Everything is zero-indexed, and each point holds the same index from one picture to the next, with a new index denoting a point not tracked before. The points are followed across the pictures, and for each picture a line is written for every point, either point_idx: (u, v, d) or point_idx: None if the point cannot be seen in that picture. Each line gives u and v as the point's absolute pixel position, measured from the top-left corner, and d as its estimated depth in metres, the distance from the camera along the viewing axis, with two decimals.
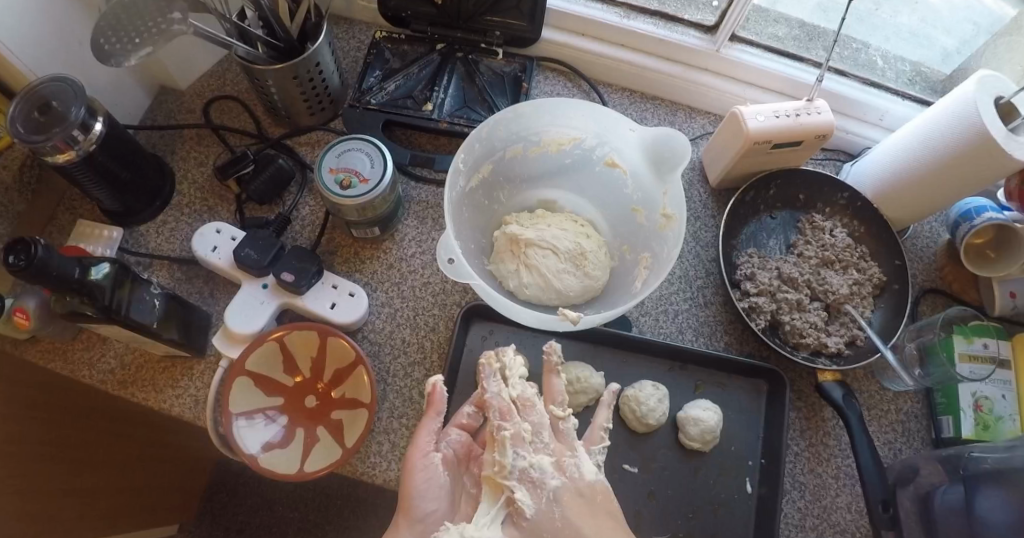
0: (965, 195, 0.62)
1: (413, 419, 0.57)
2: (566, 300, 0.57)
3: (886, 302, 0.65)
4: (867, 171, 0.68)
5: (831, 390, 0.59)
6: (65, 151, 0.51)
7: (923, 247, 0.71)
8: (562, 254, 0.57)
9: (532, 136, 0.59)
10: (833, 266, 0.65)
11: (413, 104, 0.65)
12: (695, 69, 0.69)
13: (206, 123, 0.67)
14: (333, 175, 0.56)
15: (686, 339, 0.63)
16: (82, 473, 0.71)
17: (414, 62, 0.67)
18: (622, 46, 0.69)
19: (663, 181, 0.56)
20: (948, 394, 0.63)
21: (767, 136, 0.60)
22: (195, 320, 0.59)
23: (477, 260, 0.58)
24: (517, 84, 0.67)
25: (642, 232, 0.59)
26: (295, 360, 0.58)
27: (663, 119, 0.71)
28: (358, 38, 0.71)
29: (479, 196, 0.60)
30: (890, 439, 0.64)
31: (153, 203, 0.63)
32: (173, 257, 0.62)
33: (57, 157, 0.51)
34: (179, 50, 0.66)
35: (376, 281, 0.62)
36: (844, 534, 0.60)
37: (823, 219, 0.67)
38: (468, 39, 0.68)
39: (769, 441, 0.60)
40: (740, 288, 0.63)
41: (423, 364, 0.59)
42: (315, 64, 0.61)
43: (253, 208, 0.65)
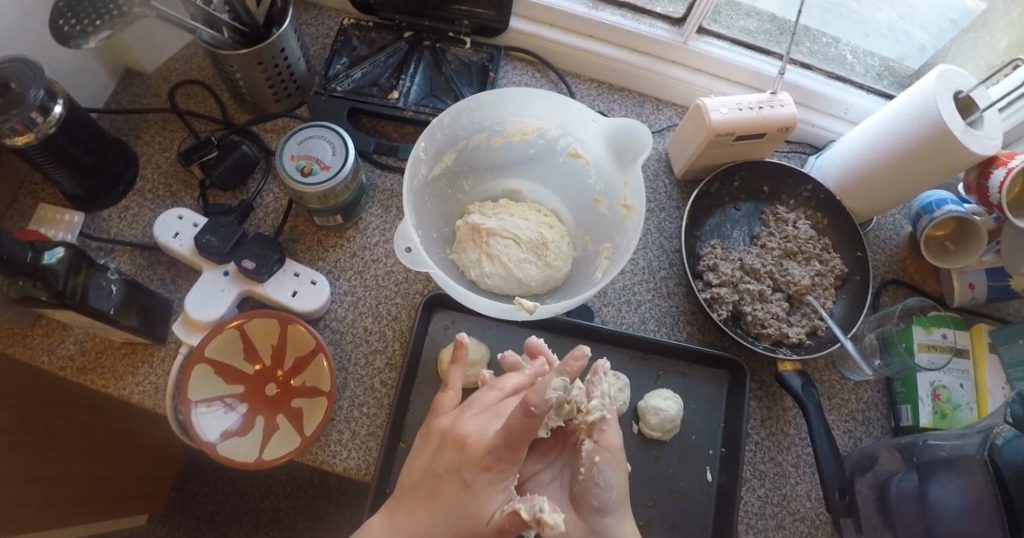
0: (923, 188, 0.63)
1: (375, 407, 0.57)
2: (527, 289, 0.57)
3: (847, 293, 0.66)
4: (830, 163, 0.69)
5: (791, 379, 0.60)
6: (24, 134, 0.51)
7: (886, 240, 0.72)
8: (524, 244, 0.57)
9: (495, 125, 0.59)
10: (795, 257, 0.66)
11: (379, 92, 0.65)
12: (663, 61, 0.70)
13: (171, 109, 0.66)
14: (294, 162, 0.56)
15: (649, 328, 0.63)
16: (47, 460, 0.70)
17: (381, 50, 0.67)
18: (590, 37, 0.69)
19: (624, 171, 0.57)
20: (907, 383, 0.64)
21: (730, 128, 0.60)
22: (156, 306, 0.58)
23: (439, 249, 0.58)
24: (484, 73, 0.67)
25: (605, 222, 0.60)
26: (255, 346, 0.57)
27: (631, 110, 0.71)
28: (326, 25, 0.70)
29: (442, 185, 0.60)
30: (849, 428, 0.65)
31: (115, 188, 0.63)
32: (134, 243, 0.61)
33: (16, 140, 0.51)
34: (144, 32, 0.65)
35: (339, 269, 0.62)
36: (802, 521, 0.61)
37: (786, 211, 0.68)
38: (435, 28, 0.68)
39: (729, 430, 0.60)
40: (703, 278, 0.64)
41: (385, 352, 0.59)
42: (280, 50, 0.61)
43: (217, 195, 0.64)
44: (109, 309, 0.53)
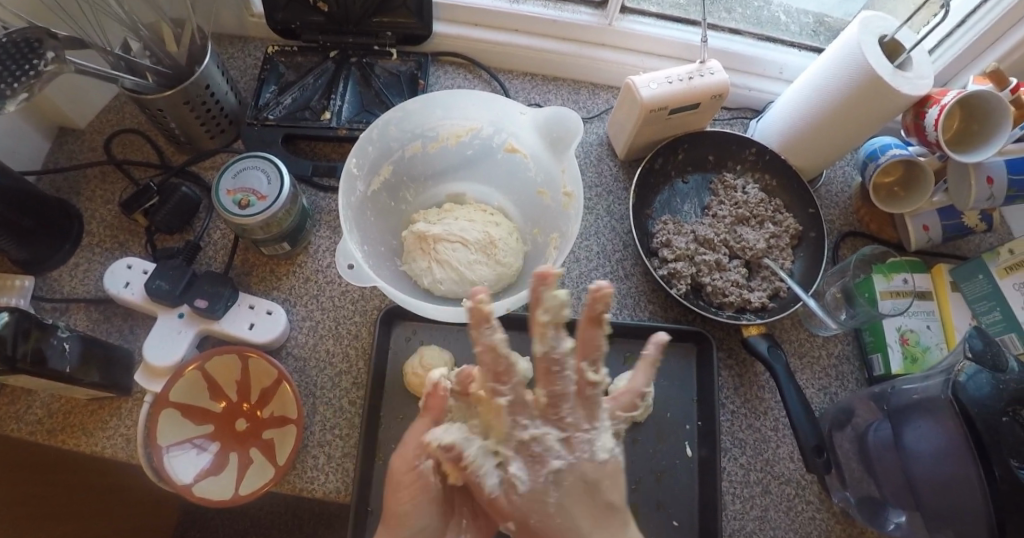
0: (864, 137, 0.63)
1: (346, 428, 0.57)
2: (481, 290, 0.57)
3: (805, 252, 0.66)
4: (771, 124, 0.69)
5: (757, 344, 0.60)
6: None
7: (838, 193, 0.73)
8: (472, 245, 0.57)
9: (428, 131, 0.59)
10: (748, 222, 0.67)
11: (311, 115, 0.65)
12: (591, 45, 0.70)
13: (109, 160, 0.66)
14: (231, 196, 0.55)
15: (611, 312, 0.63)
16: (45, 527, 0.68)
17: (308, 73, 0.67)
18: (515, 31, 0.69)
19: (560, 159, 0.57)
20: (874, 332, 0.64)
21: (662, 102, 0.60)
22: (117, 359, 0.58)
23: (389, 262, 0.58)
24: (414, 82, 0.67)
25: (550, 213, 0.60)
26: (219, 384, 0.57)
27: (567, 98, 0.71)
28: (252, 56, 0.70)
29: (383, 198, 0.60)
30: (824, 385, 0.65)
31: (62, 247, 0.62)
32: (87, 299, 0.61)
33: None
34: (71, 88, 0.65)
35: (294, 296, 0.62)
36: (788, 483, 0.61)
37: (733, 178, 0.68)
38: (359, 43, 0.68)
39: (703, 403, 0.61)
40: (658, 255, 0.64)
41: (349, 372, 0.59)
42: (205, 86, 0.61)
43: (164, 239, 0.64)
44: (67, 368, 0.53)
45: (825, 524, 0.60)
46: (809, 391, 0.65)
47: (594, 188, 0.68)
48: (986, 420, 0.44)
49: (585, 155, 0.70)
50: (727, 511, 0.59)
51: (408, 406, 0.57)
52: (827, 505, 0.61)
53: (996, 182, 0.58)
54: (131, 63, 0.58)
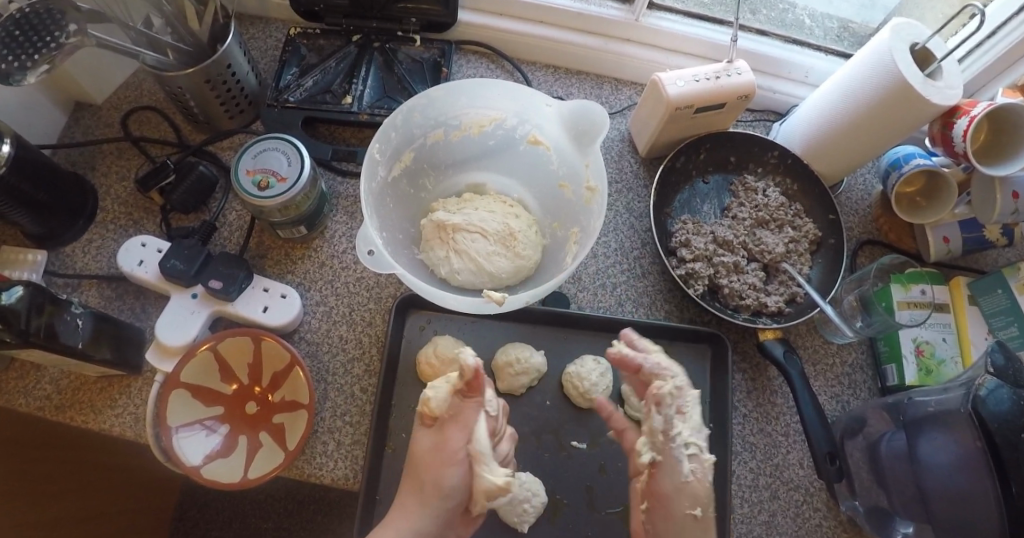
0: (888, 144, 0.63)
1: (357, 415, 0.57)
2: (498, 283, 0.56)
3: (823, 258, 0.66)
4: (794, 127, 0.69)
5: (772, 348, 0.59)
6: None
7: (858, 200, 0.72)
8: (491, 236, 0.57)
9: (451, 120, 0.59)
10: (767, 225, 0.66)
11: (332, 99, 0.65)
12: (616, 41, 0.69)
13: (125, 137, 0.65)
14: (250, 177, 0.55)
15: (626, 310, 0.63)
16: (49, 504, 0.68)
17: (331, 56, 0.66)
18: (541, 23, 0.69)
19: (584, 154, 0.56)
20: (890, 341, 0.64)
21: (687, 101, 0.60)
22: (130, 338, 0.58)
23: (406, 250, 0.58)
24: (437, 69, 0.67)
25: (571, 208, 0.59)
26: (231, 366, 0.57)
27: (589, 93, 0.71)
28: (274, 37, 0.70)
29: (403, 186, 0.59)
30: (836, 392, 0.65)
31: (75, 222, 0.62)
32: (100, 275, 0.61)
33: None
34: (90, 61, 0.64)
35: (309, 280, 0.61)
36: (797, 489, 0.61)
37: (754, 180, 0.68)
38: (383, 28, 0.67)
39: (716, 405, 0.60)
40: (676, 255, 0.63)
41: (362, 359, 0.59)
42: (227, 65, 0.61)
43: (179, 218, 0.64)
44: (79, 343, 0.52)
45: (832, 532, 0.60)
46: (822, 397, 0.64)
47: (614, 184, 0.68)
48: (1006, 436, 0.43)
49: (606, 151, 0.69)
50: (736, 515, 0.59)
51: (420, 395, 0.57)
52: (835, 513, 0.61)
53: (1022, 197, 0.58)
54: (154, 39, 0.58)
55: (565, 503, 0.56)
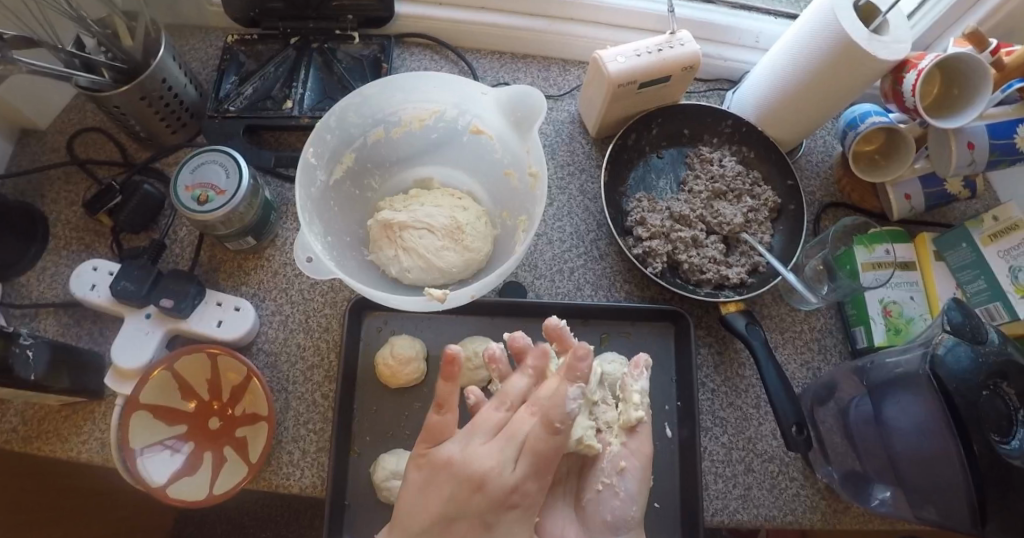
0: (841, 104, 0.61)
1: (321, 422, 0.57)
2: (450, 278, 0.56)
3: (784, 225, 0.65)
4: (747, 94, 0.67)
5: (734, 321, 0.58)
6: None
7: (818, 163, 0.71)
8: (438, 231, 0.56)
9: (390, 116, 0.58)
10: (725, 196, 0.65)
11: (274, 105, 0.64)
12: (560, 21, 0.68)
13: (71, 161, 0.65)
14: (190, 192, 0.54)
15: (585, 294, 0.62)
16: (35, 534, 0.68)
17: (269, 61, 0.65)
18: (482, 9, 0.67)
19: (525, 140, 0.55)
20: (857, 305, 0.62)
21: (630, 77, 0.58)
22: (90, 365, 0.57)
23: (355, 253, 0.57)
24: (377, 66, 0.65)
25: (518, 196, 0.58)
26: (190, 384, 0.56)
27: (537, 76, 0.69)
28: (213, 46, 0.68)
29: (348, 187, 0.59)
30: (806, 359, 0.64)
31: (27, 251, 0.61)
32: (56, 303, 0.60)
33: None
34: (27, 87, 0.63)
35: (263, 291, 0.61)
36: (771, 460, 0.60)
37: (709, 151, 0.66)
38: (320, 28, 0.66)
39: (682, 382, 0.60)
40: (633, 234, 0.62)
41: (321, 365, 0.59)
42: (162, 80, 0.59)
43: (131, 238, 0.63)
44: (32, 375, 0.51)
45: (810, 501, 0.59)
46: (791, 366, 0.64)
47: (567, 167, 0.67)
48: (963, 394, 0.43)
49: (557, 135, 0.68)
50: (709, 491, 0.58)
51: (381, 396, 0.57)
52: (812, 482, 0.60)
53: (977, 147, 0.56)
54: (86, 60, 0.56)
55: None
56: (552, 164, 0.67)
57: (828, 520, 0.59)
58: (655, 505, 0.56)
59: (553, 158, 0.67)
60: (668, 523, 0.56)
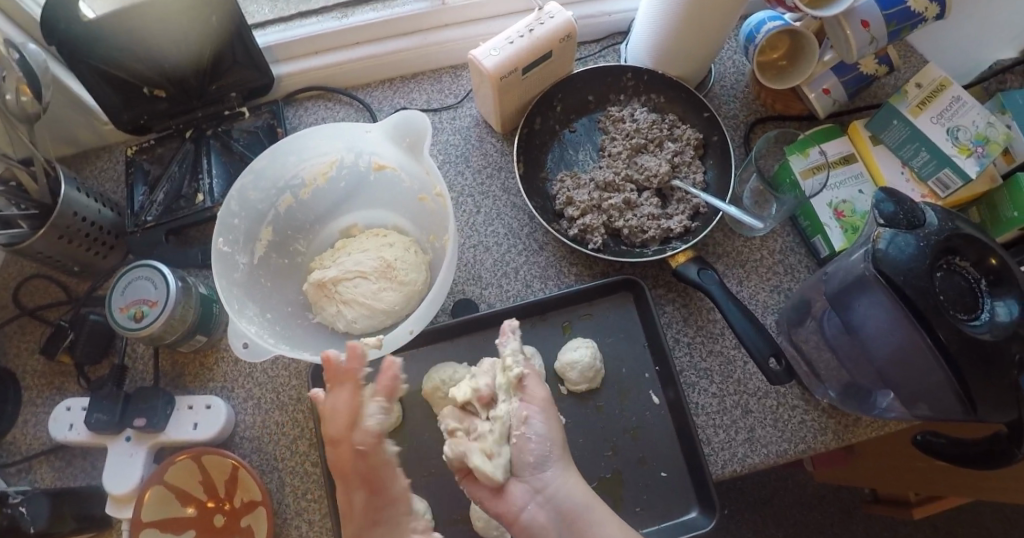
0: (729, 22, 0.59)
1: (317, 490, 0.57)
2: (395, 316, 0.55)
3: (713, 159, 0.63)
4: (636, 42, 0.65)
5: (686, 271, 0.57)
6: None
7: (734, 85, 0.69)
8: (370, 275, 0.55)
9: (292, 180, 0.58)
10: (647, 149, 0.63)
11: (187, 202, 0.64)
12: (434, 31, 0.67)
13: (20, 312, 0.65)
14: (125, 313, 0.55)
15: (536, 289, 0.61)
16: None
17: (171, 161, 0.65)
18: (356, 44, 0.67)
19: (421, 162, 0.55)
20: (808, 215, 0.61)
21: (510, 66, 0.57)
22: (91, 501, 0.58)
23: (300, 319, 0.57)
24: (273, 132, 0.66)
25: (437, 217, 0.58)
26: (184, 490, 0.57)
27: (431, 90, 0.69)
28: (118, 163, 0.69)
29: (275, 259, 0.59)
30: (776, 284, 0.62)
31: (4, 410, 0.62)
32: (44, 450, 0.61)
33: None
34: None
35: (230, 381, 0.62)
36: (766, 396, 0.58)
37: (618, 109, 0.64)
38: (209, 114, 0.66)
39: (654, 346, 0.58)
40: (565, 216, 0.61)
41: (303, 435, 0.59)
42: (74, 214, 0.60)
43: (95, 368, 0.64)
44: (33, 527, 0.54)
45: (817, 424, 0.58)
46: (762, 296, 0.62)
47: (485, 170, 0.66)
48: (915, 286, 0.41)
49: (466, 142, 0.67)
50: (713, 446, 0.57)
51: None
52: (814, 405, 0.58)
53: (873, 24, 0.55)
54: None
55: None
56: (468, 172, 0.66)
57: (841, 438, 0.57)
58: (662, 475, 0.55)
59: (468, 165, 0.66)
60: (680, 488, 0.55)
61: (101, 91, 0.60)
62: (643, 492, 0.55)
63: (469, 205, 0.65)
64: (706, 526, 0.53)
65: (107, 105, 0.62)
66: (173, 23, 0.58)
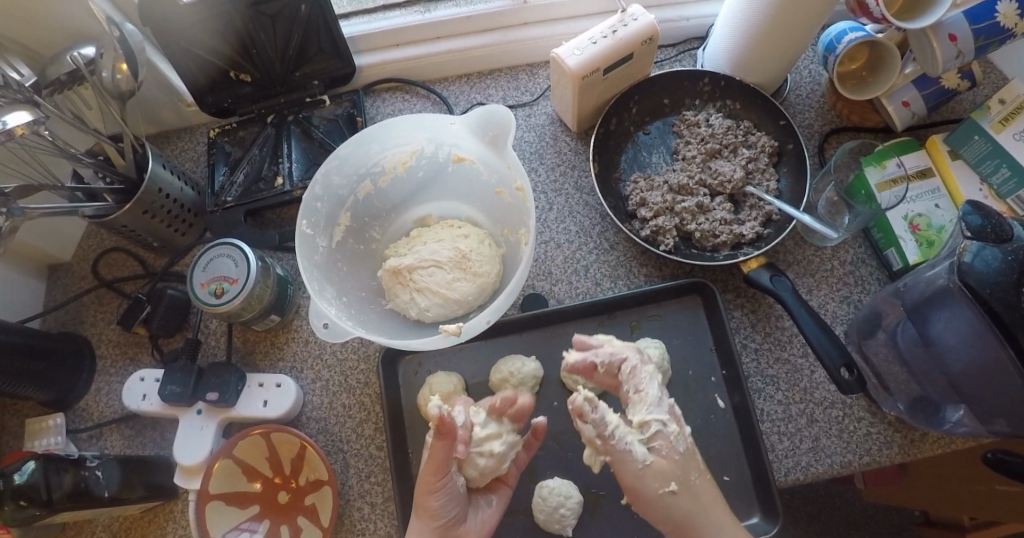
0: (812, 32, 0.59)
1: (381, 473, 0.58)
2: (468, 306, 0.56)
3: (788, 167, 0.63)
4: (716, 47, 0.65)
5: (759, 277, 0.57)
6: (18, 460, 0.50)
7: (809, 94, 0.69)
8: (446, 265, 0.56)
9: (373, 168, 0.60)
10: (721, 154, 0.64)
11: (266, 185, 0.66)
12: (514, 29, 0.69)
13: (99, 284, 0.67)
14: (206, 288, 0.56)
15: (604, 288, 0.62)
16: None
17: (252, 144, 0.67)
18: (437, 39, 0.69)
19: (503, 156, 0.56)
20: (882, 227, 0.60)
21: (592, 66, 0.58)
22: (160, 470, 0.60)
23: (373, 304, 0.59)
24: (353, 121, 0.68)
25: (513, 211, 0.59)
26: (251, 465, 0.58)
27: (506, 87, 0.70)
28: (198, 144, 0.71)
29: (351, 245, 0.60)
30: (846, 295, 0.61)
31: (80, 377, 0.64)
32: (116, 418, 0.63)
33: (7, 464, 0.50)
34: (45, 228, 0.66)
35: (299, 362, 0.63)
36: (834, 406, 0.58)
37: (693, 114, 0.65)
38: (290, 101, 0.68)
39: (723, 351, 0.58)
40: (637, 217, 0.62)
41: (369, 418, 0.61)
42: (158, 190, 0.60)
43: (168, 341, 0.66)
44: (107, 492, 0.54)
45: (883, 437, 0.57)
46: (831, 306, 0.61)
47: (558, 167, 0.67)
48: (1002, 299, 0.40)
49: (540, 139, 0.68)
50: (776, 453, 0.57)
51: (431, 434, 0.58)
52: (881, 418, 0.58)
53: (960, 38, 0.54)
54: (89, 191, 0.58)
55: (602, 496, 0.55)
56: (542, 168, 0.67)
57: (907, 453, 0.56)
58: (725, 478, 0.55)
59: (542, 162, 0.67)
60: (742, 493, 0.55)
61: (193, 73, 0.62)
62: None
63: (542, 201, 0.66)
64: (768, 532, 0.53)
65: (195, 87, 0.64)
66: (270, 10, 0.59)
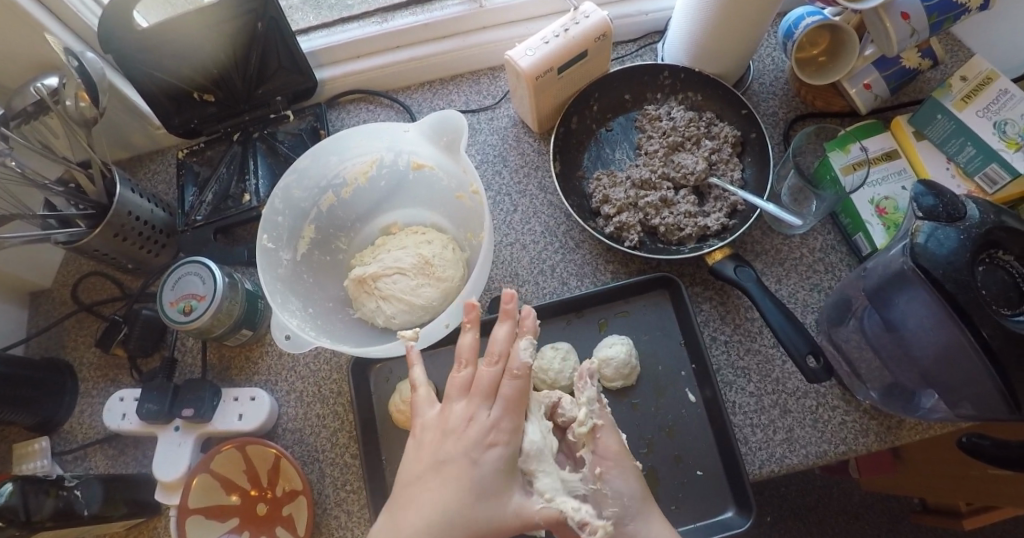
0: (768, 18, 0.58)
1: (356, 481, 0.59)
2: (433, 312, 0.56)
3: (751, 156, 0.63)
4: (674, 39, 0.65)
5: (723, 268, 0.56)
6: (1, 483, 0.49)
7: (772, 82, 0.68)
8: (409, 272, 0.56)
9: (335, 179, 0.60)
10: (684, 146, 0.63)
11: (234, 202, 0.67)
12: (471, 34, 0.70)
13: (79, 307, 0.69)
14: (175, 307, 0.56)
15: (572, 287, 0.62)
16: None
17: (220, 163, 0.68)
18: (395, 48, 0.70)
19: (458, 160, 0.56)
20: (848, 211, 0.60)
21: (545, 65, 0.58)
22: (140, 487, 0.60)
23: (340, 315, 0.59)
24: (317, 134, 0.69)
25: (474, 214, 0.59)
26: (229, 479, 0.58)
27: (468, 92, 0.71)
28: (170, 166, 0.72)
29: (317, 257, 0.61)
30: (817, 283, 0.61)
31: (63, 400, 0.66)
32: (99, 438, 0.64)
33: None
34: (25, 257, 0.67)
35: (274, 375, 0.64)
36: (806, 396, 0.57)
37: (655, 108, 0.65)
38: (255, 117, 0.69)
39: (691, 345, 0.58)
40: (601, 214, 0.61)
41: (343, 427, 0.61)
42: (128, 213, 0.60)
43: (146, 361, 0.67)
44: (89, 510, 0.55)
45: (858, 425, 0.56)
46: (801, 295, 0.61)
47: (522, 169, 0.67)
48: (954, 279, 0.39)
49: (503, 142, 0.68)
50: (749, 444, 0.56)
51: (403, 440, 0.58)
52: (856, 406, 0.57)
53: (914, 16, 0.54)
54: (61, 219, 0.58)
55: None
56: (506, 171, 0.67)
57: (884, 440, 0.56)
58: (698, 473, 0.54)
59: (506, 165, 0.67)
60: (717, 488, 0.54)
61: (156, 95, 0.63)
62: (678, 490, 0.54)
63: (507, 204, 0.66)
64: (743, 525, 0.52)
65: (160, 110, 0.65)
66: (227, 25, 0.60)
